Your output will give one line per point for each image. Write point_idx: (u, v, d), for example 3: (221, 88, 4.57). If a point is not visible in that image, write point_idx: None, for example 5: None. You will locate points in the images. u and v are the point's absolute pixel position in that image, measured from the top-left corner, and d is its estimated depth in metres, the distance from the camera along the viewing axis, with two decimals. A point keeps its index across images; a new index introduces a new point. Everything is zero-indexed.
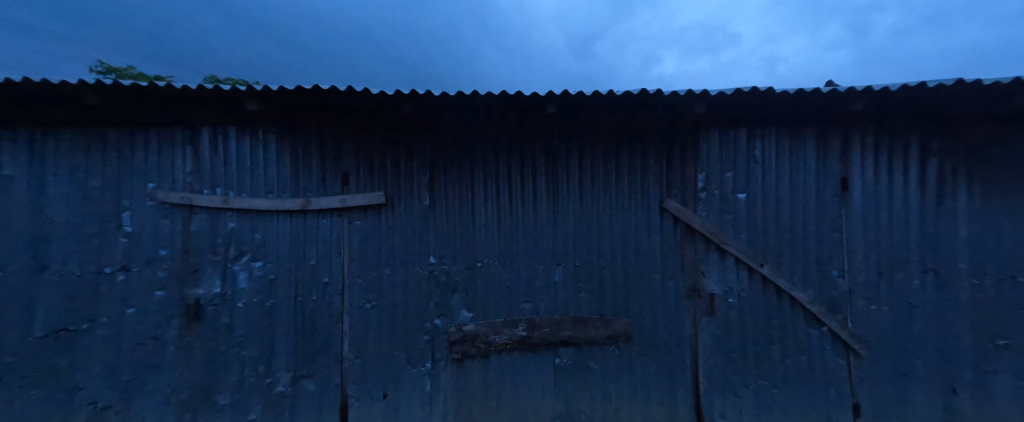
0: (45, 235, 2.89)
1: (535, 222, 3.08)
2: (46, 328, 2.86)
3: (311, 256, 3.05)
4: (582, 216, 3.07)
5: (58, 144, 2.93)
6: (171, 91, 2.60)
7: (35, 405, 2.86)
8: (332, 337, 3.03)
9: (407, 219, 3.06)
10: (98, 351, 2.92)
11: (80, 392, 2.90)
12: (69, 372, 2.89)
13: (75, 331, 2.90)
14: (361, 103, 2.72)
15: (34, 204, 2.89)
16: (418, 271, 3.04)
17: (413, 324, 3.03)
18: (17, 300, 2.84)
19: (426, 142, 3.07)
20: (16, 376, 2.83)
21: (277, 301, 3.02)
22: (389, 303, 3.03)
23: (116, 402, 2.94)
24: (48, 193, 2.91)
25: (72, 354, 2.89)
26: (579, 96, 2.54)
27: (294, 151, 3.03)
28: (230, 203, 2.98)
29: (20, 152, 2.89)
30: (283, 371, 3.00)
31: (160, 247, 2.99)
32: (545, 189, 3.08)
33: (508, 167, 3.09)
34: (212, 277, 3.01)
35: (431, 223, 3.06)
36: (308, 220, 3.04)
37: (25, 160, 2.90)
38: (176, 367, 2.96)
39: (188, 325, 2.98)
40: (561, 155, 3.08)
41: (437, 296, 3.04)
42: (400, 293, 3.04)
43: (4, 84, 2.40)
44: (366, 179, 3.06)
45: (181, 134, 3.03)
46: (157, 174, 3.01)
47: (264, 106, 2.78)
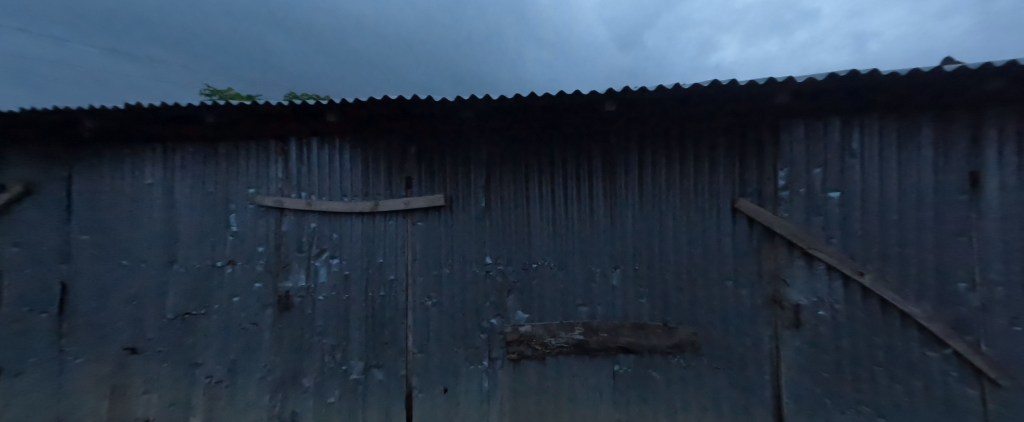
0: (175, 233, 3.48)
1: (592, 224, 2.99)
2: (175, 312, 3.46)
3: (380, 255, 3.27)
4: (644, 218, 2.91)
5: (184, 156, 3.53)
6: (266, 108, 2.97)
7: (172, 373, 3.48)
8: (398, 331, 3.21)
9: (466, 220, 3.14)
10: (212, 333, 3.42)
11: (200, 367, 3.43)
12: (193, 348, 3.44)
13: (196, 314, 3.44)
14: (424, 111, 2.86)
15: (168, 208, 3.51)
16: (477, 271, 3.11)
17: (472, 322, 3.11)
18: (156, 288, 3.49)
19: (483, 145, 3.14)
20: (157, 350, 3.49)
21: (350, 295, 3.29)
22: (449, 301, 3.14)
23: (225, 378, 3.41)
24: (177, 198, 3.50)
25: (194, 334, 3.44)
26: (641, 92, 2.41)
27: (365, 157, 3.28)
28: (312, 206, 3.32)
29: (160, 164, 3.54)
30: (357, 360, 3.26)
31: (257, 245, 3.42)
32: (603, 190, 2.98)
33: (563, 168, 3.04)
34: (298, 272, 3.36)
35: (488, 224, 3.12)
36: (376, 221, 3.27)
37: (163, 171, 3.54)
38: (270, 350, 3.36)
39: (279, 314, 3.37)
40: (619, 155, 2.96)
41: (494, 296, 3.09)
42: (459, 291, 3.13)
43: (148, 108, 2.94)
44: (428, 182, 3.21)
45: (273, 145, 3.44)
46: (255, 181, 3.44)
47: (340, 117, 3.04)
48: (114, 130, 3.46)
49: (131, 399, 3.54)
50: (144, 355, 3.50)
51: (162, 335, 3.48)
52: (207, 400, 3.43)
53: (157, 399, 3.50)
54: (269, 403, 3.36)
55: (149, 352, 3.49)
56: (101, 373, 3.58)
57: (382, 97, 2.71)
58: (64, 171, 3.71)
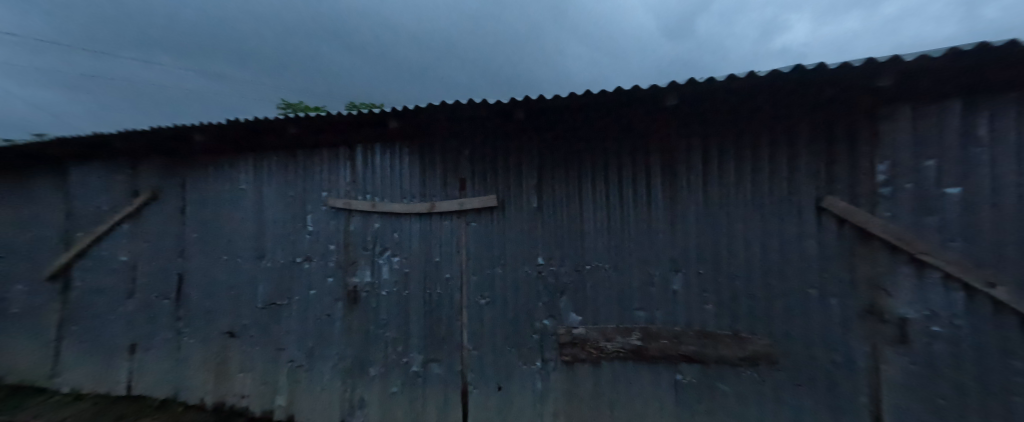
0: (264, 232, 3.95)
1: (651, 225, 2.84)
2: (264, 301, 3.91)
3: (436, 254, 3.40)
4: (709, 219, 2.70)
5: (271, 163, 4.00)
6: (338, 118, 3.24)
7: (262, 356, 3.94)
8: (454, 327, 3.32)
9: (518, 220, 3.16)
10: (293, 321, 3.81)
11: (283, 351, 3.84)
12: (278, 334, 3.86)
13: (280, 305, 3.86)
14: (479, 114, 2.91)
15: (259, 210, 4.01)
16: (529, 271, 3.11)
17: (525, 322, 3.11)
18: (249, 280, 3.98)
19: (535, 146, 3.13)
20: (250, 334, 3.97)
21: (410, 292, 3.46)
22: (502, 300, 3.18)
23: (304, 363, 3.78)
24: (266, 201, 3.98)
25: (278, 321, 3.86)
26: (708, 83, 2.22)
27: (423, 161, 3.44)
28: (376, 207, 3.55)
29: (252, 172, 4.06)
30: (417, 353, 3.42)
31: (329, 243, 3.74)
32: (662, 189, 2.82)
33: (619, 167, 2.93)
34: (364, 269, 3.62)
35: (540, 224, 3.10)
36: (433, 221, 3.41)
37: (255, 177, 4.05)
38: (341, 340, 3.66)
39: (348, 307, 3.65)
40: (680, 152, 2.78)
41: (546, 297, 3.06)
42: (512, 291, 3.15)
43: (243, 122, 3.36)
44: (481, 183, 3.27)
45: (342, 151, 3.74)
46: (327, 185, 3.77)
47: (401, 123, 3.22)
48: (218, 142, 4.02)
49: (229, 376, 4.05)
50: (240, 339, 4.00)
51: (254, 322, 3.95)
52: (289, 382, 3.83)
53: (251, 378, 3.98)
54: (340, 388, 3.66)
55: (244, 335, 3.98)
56: (208, 353, 4.15)
57: (439, 103, 2.82)
58: (180, 179, 4.39)
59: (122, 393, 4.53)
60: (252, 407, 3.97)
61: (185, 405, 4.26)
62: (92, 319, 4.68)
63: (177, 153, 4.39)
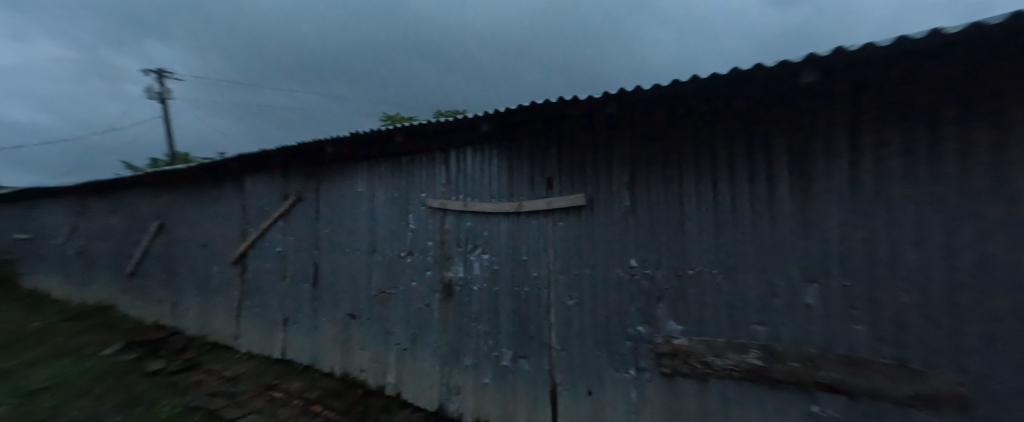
0: (377, 230, 4.53)
1: (767, 235, 2.27)
2: (378, 289, 4.48)
3: (524, 252, 3.43)
4: (853, 232, 1.98)
5: (381, 168, 4.53)
6: (440, 125, 3.55)
7: (376, 337, 4.49)
8: (542, 326, 3.31)
9: (608, 218, 2.98)
10: (400, 309, 4.28)
11: (393, 335, 4.34)
12: (389, 319, 4.38)
13: (391, 293, 4.38)
14: (568, 112, 2.86)
15: (372, 210, 4.59)
16: (621, 274, 2.91)
17: (616, 326, 2.91)
18: (366, 270, 4.61)
19: (627, 140, 2.90)
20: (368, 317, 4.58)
21: (500, 288, 3.56)
22: (592, 302, 3.05)
23: (409, 346, 4.21)
24: (378, 202, 4.54)
25: (389, 308, 4.39)
26: (863, 50, 1.56)
27: (510, 161, 3.50)
28: (468, 206, 3.73)
29: (368, 177, 4.66)
30: (506, 348, 3.51)
31: (428, 240, 4.08)
32: (786, 191, 2.20)
33: (726, 167, 2.43)
34: (458, 264, 3.84)
35: (632, 224, 2.86)
36: (521, 220, 3.44)
37: (369, 182, 4.64)
38: (438, 329, 3.96)
39: (444, 299, 3.93)
40: (813, 147, 2.11)
41: (640, 302, 2.80)
42: (602, 293, 3.00)
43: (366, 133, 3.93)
44: (568, 182, 3.19)
45: (438, 155, 4.02)
46: (426, 187, 4.11)
47: (492, 126, 3.36)
48: (343, 152, 4.72)
49: (352, 352, 4.73)
50: (360, 321, 4.65)
51: (370, 307, 4.55)
52: (398, 362, 4.29)
53: (368, 356, 4.58)
54: (438, 373, 3.96)
55: (364, 318, 4.62)
56: (336, 330, 4.91)
57: (528, 104, 2.87)
58: (314, 186, 5.26)
59: (277, 357, 5.60)
60: (368, 381, 4.55)
61: (320, 372, 5.07)
62: (257, 297, 5.89)
63: (310, 163, 5.26)
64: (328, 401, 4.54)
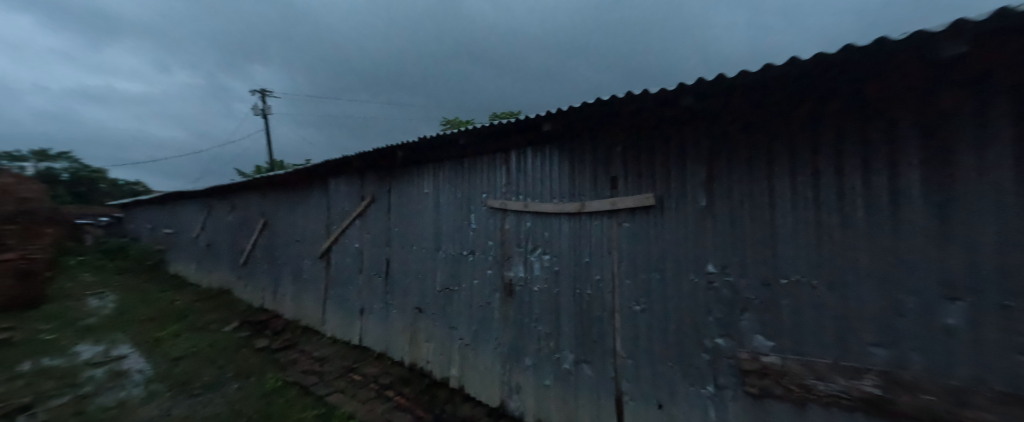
0: (442, 230, 4.74)
1: (887, 244, 1.88)
2: (443, 286, 4.69)
3: (586, 254, 3.32)
4: (1016, 247, 1.52)
5: (445, 170, 4.72)
6: (502, 126, 3.61)
7: (441, 331, 4.70)
8: (605, 331, 3.17)
9: (679, 219, 2.75)
10: (463, 305, 4.43)
11: (456, 330, 4.51)
12: (453, 315, 4.56)
13: (454, 290, 4.55)
14: (634, 107, 2.71)
15: (437, 210, 4.82)
16: (695, 280, 2.66)
17: (690, 337, 2.67)
18: (432, 267, 4.85)
19: (705, 136, 2.61)
20: (433, 311, 4.82)
21: (560, 290, 3.49)
22: (661, 309, 2.84)
23: (470, 342, 4.33)
24: (442, 203, 4.74)
25: (452, 304, 4.56)
26: None
27: (572, 161, 3.42)
28: (528, 207, 3.73)
29: (433, 179, 4.90)
30: (568, 351, 3.42)
31: (489, 240, 4.15)
32: (915, 194, 1.78)
33: (831, 164, 2.06)
34: (518, 264, 3.85)
35: (708, 226, 2.60)
36: (583, 221, 3.34)
37: (434, 184, 4.87)
38: (499, 328, 4.01)
39: (505, 298, 3.96)
40: (957, 140, 1.66)
41: (718, 311, 2.52)
42: (673, 300, 2.77)
43: (434, 137, 4.15)
44: (634, 181, 3.02)
45: (499, 157, 4.08)
46: (488, 187, 4.19)
47: (554, 126, 3.32)
48: (411, 156, 5.02)
49: (419, 345, 4.99)
50: (427, 315, 4.90)
51: (436, 302, 4.78)
52: (461, 357, 4.43)
53: (434, 348, 4.80)
54: (499, 371, 4.00)
55: (430, 312, 4.86)
56: (405, 323, 5.23)
57: (592, 102, 2.78)
58: (386, 187, 5.67)
59: (355, 343, 6.11)
60: (434, 372, 4.76)
61: (391, 360, 5.43)
62: (339, 289, 6.51)
63: (383, 167, 5.68)
64: (398, 387, 4.85)
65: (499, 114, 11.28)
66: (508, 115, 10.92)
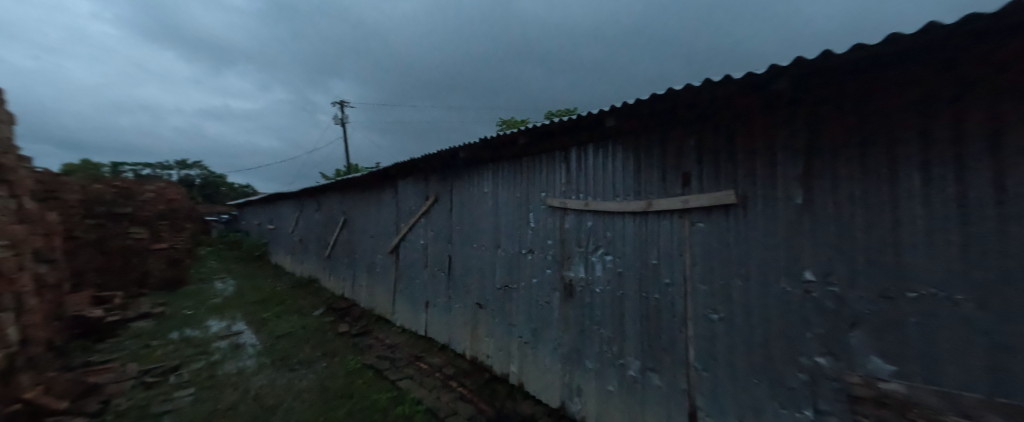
0: (501, 228, 4.79)
1: None
2: (503, 283, 4.74)
3: (653, 256, 3.09)
4: None
5: (504, 169, 4.75)
6: (564, 124, 3.54)
7: (501, 328, 4.76)
8: (676, 339, 2.91)
9: (766, 218, 2.39)
10: (523, 303, 4.42)
11: (515, 328, 4.52)
12: (512, 313, 4.58)
13: (514, 288, 4.57)
14: (712, 97, 2.45)
15: (496, 209, 4.89)
16: (786, 289, 2.29)
17: (780, 353, 2.32)
18: (492, 264, 4.92)
19: (803, 123, 2.20)
20: (493, 307, 4.90)
21: (625, 292, 3.30)
22: (743, 320, 2.50)
23: (530, 340, 4.31)
24: (502, 202, 4.79)
25: (512, 302, 4.58)
26: None
27: (637, 157, 3.21)
28: (589, 205, 3.58)
29: (492, 179, 4.97)
30: (634, 358, 3.22)
31: (549, 239, 4.08)
32: None
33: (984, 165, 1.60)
34: (579, 264, 3.72)
35: (803, 226, 2.21)
36: (650, 221, 3.11)
37: (494, 183, 4.93)
38: (559, 328, 3.92)
39: (565, 299, 3.87)
40: None
41: (817, 325, 2.14)
42: (758, 310, 2.42)
43: (497, 137, 4.22)
44: (709, 176, 2.71)
45: (558, 155, 3.98)
46: (547, 186, 4.12)
47: (618, 120, 3.15)
48: (472, 157, 5.14)
49: (480, 339, 5.10)
50: (487, 311, 5.00)
51: (496, 299, 4.84)
52: (521, 354, 4.43)
53: (494, 343, 4.87)
54: (560, 372, 3.92)
55: (490, 309, 4.95)
56: (467, 317, 5.38)
57: (662, 93, 2.57)
58: (449, 187, 5.88)
59: (421, 334, 6.44)
60: (494, 367, 4.84)
61: (454, 352, 5.61)
62: (406, 282, 6.91)
63: (446, 167, 5.89)
64: (461, 379, 4.99)
65: (557, 113, 11.21)
66: (567, 112, 10.79)
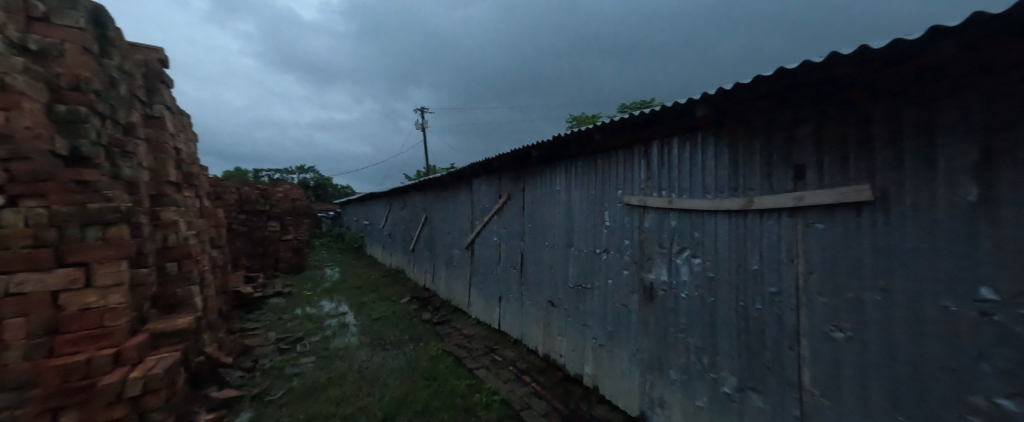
0: (574, 226, 4.69)
1: None
2: (575, 282, 4.63)
3: (754, 260, 2.63)
4: None
5: (579, 166, 4.61)
6: (646, 116, 3.30)
7: (574, 327, 4.65)
8: (783, 358, 2.45)
9: (916, 219, 1.85)
10: (597, 304, 4.26)
11: (590, 329, 4.38)
12: (586, 313, 4.44)
13: (587, 288, 4.43)
14: (834, 76, 2.04)
15: (568, 207, 4.80)
16: (948, 308, 1.75)
17: (939, 388, 1.80)
18: (566, 263, 4.83)
19: (1002, 86, 1.59)
20: (565, 307, 4.83)
21: (717, 300, 2.89)
22: (881, 342, 1.99)
23: (605, 342, 4.13)
24: (574, 200, 4.68)
25: (586, 302, 4.45)
26: None
27: (734, 148, 2.77)
28: (673, 203, 3.26)
29: (565, 176, 4.87)
30: (728, 373, 2.82)
31: (626, 238, 3.86)
32: None
33: None
34: (661, 266, 3.42)
35: (977, 229, 1.66)
36: (750, 221, 2.65)
37: (567, 181, 4.82)
38: (639, 332, 3.66)
39: (644, 302, 3.62)
40: None
41: (998, 358, 1.61)
42: (905, 333, 1.90)
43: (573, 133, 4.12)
44: (832, 167, 2.18)
45: (638, 149, 3.71)
46: (623, 183, 3.90)
47: (710, 109, 2.79)
48: (546, 155, 5.10)
49: (553, 337, 5.06)
50: (559, 310, 4.94)
51: (569, 299, 4.74)
52: (595, 357, 4.28)
53: (568, 343, 4.76)
54: (639, 379, 3.66)
55: (562, 307, 4.87)
56: (540, 314, 5.37)
57: (767, 75, 2.22)
58: (522, 185, 5.91)
59: (495, 327, 6.62)
60: (567, 366, 4.75)
61: (528, 347, 5.67)
62: (481, 276, 7.12)
63: (519, 166, 5.93)
64: (534, 375, 4.97)
65: (633, 105, 10.64)
66: (645, 105, 10.16)
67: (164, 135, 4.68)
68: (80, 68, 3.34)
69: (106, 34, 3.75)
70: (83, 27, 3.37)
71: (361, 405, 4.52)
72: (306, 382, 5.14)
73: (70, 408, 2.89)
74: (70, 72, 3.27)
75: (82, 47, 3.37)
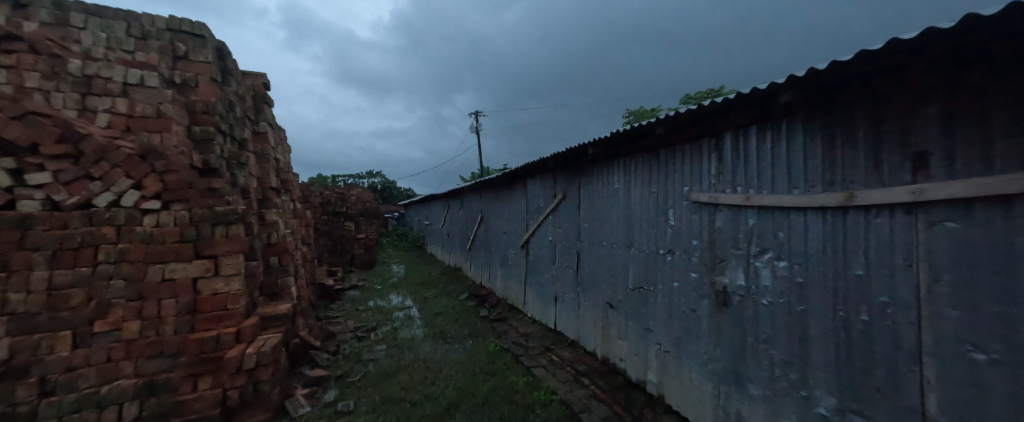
0: (634, 225, 4.50)
1: None
2: (637, 284, 4.43)
3: (856, 265, 2.29)
4: None
5: (639, 161, 4.42)
6: (719, 105, 3.05)
7: (636, 330, 4.45)
8: (899, 379, 2.10)
9: None
10: (662, 307, 4.03)
11: (653, 334, 4.15)
12: (650, 316, 4.22)
13: (650, 291, 4.21)
14: (969, 44, 1.70)
15: (627, 204, 4.62)
16: None
17: None
18: (625, 263, 4.66)
19: None
20: (626, 309, 4.64)
21: (809, 308, 2.57)
22: None
23: (671, 349, 3.89)
24: (634, 197, 4.49)
25: (649, 305, 4.23)
26: None
27: (829, 137, 2.44)
28: (751, 201, 2.96)
29: (623, 173, 4.70)
30: (823, 391, 2.49)
31: (694, 238, 3.59)
32: None
33: None
34: (737, 269, 3.13)
35: None
36: (850, 220, 2.31)
37: (626, 178, 4.66)
38: (711, 339, 3.40)
39: (716, 308, 3.35)
40: None
41: None
42: None
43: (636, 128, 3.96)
44: (969, 154, 1.82)
45: (707, 143, 3.45)
46: (691, 179, 3.64)
47: (799, 93, 2.48)
48: (603, 152, 4.97)
49: (612, 340, 4.91)
50: (619, 312, 4.77)
51: (630, 301, 4.56)
52: (659, 363, 4.06)
53: (630, 347, 4.57)
54: (712, 389, 3.39)
55: (623, 309, 4.69)
56: (598, 316, 5.24)
57: (871, 52, 1.93)
58: (577, 184, 5.83)
59: (551, 327, 6.58)
60: (629, 371, 4.57)
61: (586, 349, 5.55)
62: (537, 275, 7.14)
63: (574, 164, 5.86)
64: (593, 377, 4.85)
65: (698, 95, 9.96)
66: (713, 94, 9.49)
67: (267, 148, 5.38)
68: (209, 95, 3.97)
69: (226, 65, 4.42)
70: (211, 61, 4.01)
71: (428, 392, 4.77)
72: (379, 367, 5.58)
73: (205, 374, 3.48)
74: (202, 99, 3.91)
75: (210, 78, 3.99)
